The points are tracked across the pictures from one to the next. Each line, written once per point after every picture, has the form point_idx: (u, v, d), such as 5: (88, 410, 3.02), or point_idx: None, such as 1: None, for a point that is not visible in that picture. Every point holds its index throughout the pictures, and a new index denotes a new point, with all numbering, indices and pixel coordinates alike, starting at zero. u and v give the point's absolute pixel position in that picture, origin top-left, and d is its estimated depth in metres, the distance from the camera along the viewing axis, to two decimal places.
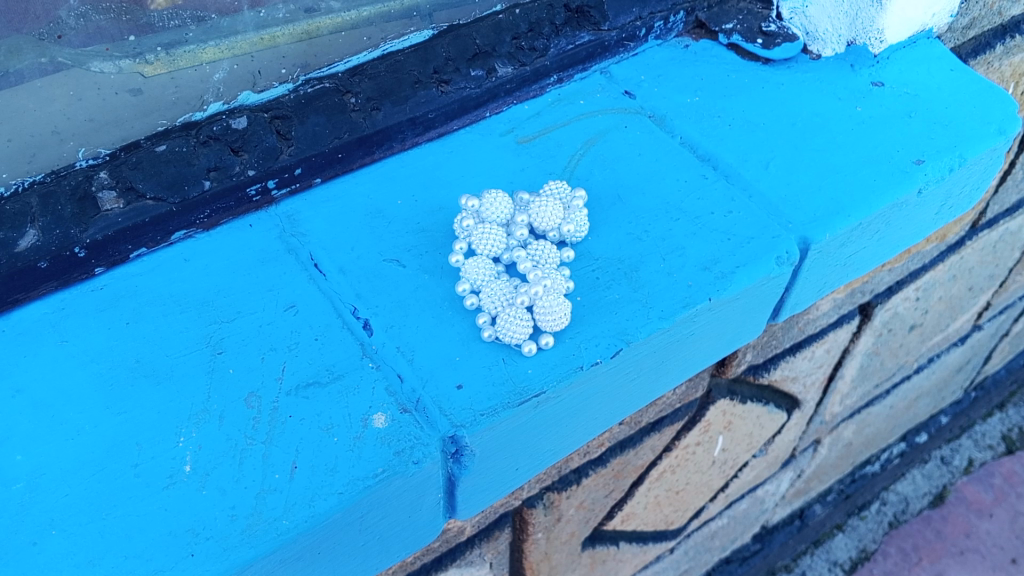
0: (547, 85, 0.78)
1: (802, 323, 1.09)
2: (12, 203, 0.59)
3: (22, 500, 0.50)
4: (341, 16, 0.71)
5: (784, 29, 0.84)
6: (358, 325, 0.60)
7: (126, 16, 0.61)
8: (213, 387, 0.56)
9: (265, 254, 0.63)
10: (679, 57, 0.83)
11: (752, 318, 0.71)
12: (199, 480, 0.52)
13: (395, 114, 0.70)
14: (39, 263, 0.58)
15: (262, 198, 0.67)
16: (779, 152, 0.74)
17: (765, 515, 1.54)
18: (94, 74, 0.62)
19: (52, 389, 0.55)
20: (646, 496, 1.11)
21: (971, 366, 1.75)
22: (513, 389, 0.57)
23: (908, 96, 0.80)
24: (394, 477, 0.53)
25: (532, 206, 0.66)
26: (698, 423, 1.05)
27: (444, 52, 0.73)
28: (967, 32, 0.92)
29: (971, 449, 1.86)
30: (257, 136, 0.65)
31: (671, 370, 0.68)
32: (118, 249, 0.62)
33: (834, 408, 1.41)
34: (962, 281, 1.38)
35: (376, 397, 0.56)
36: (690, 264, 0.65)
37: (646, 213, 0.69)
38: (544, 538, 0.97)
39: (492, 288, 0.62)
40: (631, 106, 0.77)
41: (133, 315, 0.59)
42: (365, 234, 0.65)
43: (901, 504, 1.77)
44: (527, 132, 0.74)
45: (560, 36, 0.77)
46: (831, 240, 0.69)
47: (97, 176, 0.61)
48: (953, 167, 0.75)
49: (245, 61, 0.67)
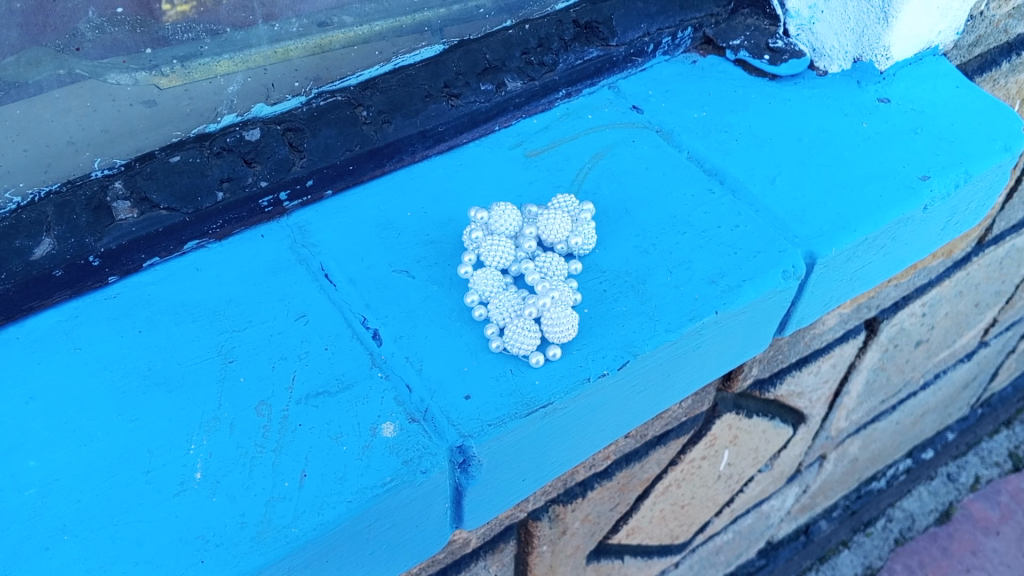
0: (557, 100, 0.79)
1: (809, 338, 1.09)
2: (28, 212, 0.60)
3: (34, 505, 0.50)
4: (353, 30, 0.72)
5: (791, 46, 0.86)
6: (368, 335, 0.61)
7: (141, 28, 0.62)
8: (224, 395, 0.56)
9: (277, 264, 0.64)
10: (686, 72, 0.84)
11: (759, 332, 0.71)
12: (210, 487, 0.52)
13: (405, 127, 0.71)
14: (54, 271, 0.59)
15: (274, 209, 0.67)
16: (786, 167, 0.75)
17: (770, 530, 1.54)
18: (111, 85, 0.63)
19: (65, 395, 0.55)
20: (652, 510, 1.11)
21: (977, 382, 1.75)
22: (521, 400, 0.58)
23: (914, 112, 0.80)
24: (402, 486, 0.54)
25: (541, 218, 0.67)
26: (704, 437, 1.06)
27: (454, 66, 0.74)
28: (974, 49, 0.93)
29: (977, 466, 1.86)
30: (270, 147, 0.66)
31: (678, 383, 0.68)
32: (132, 258, 0.62)
33: (840, 424, 1.41)
34: (968, 297, 1.38)
35: (385, 407, 0.57)
36: (697, 277, 0.66)
37: (653, 226, 0.69)
38: (549, 551, 0.97)
39: (501, 300, 0.62)
40: (639, 121, 0.78)
41: (146, 323, 0.60)
42: (375, 246, 0.66)
43: (908, 521, 1.76)
44: (536, 146, 0.75)
45: (569, 51, 0.79)
46: (837, 254, 0.70)
47: (112, 186, 0.62)
48: (959, 183, 0.75)
49: (258, 74, 0.68)
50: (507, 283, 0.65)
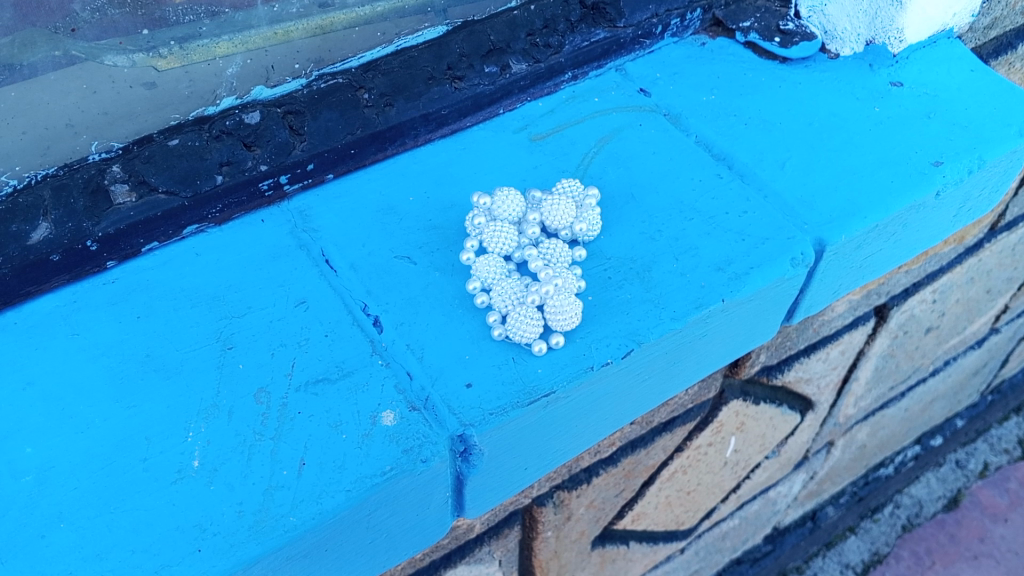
0: (562, 82, 0.78)
1: (817, 324, 1.08)
2: (25, 195, 0.59)
3: (31, 493, 0.50)
4: (355, 11, 0.71)
5: (803, 28, 0.83)
6: (369, 322, 0.60)
7: (141, 10, 0.61)
8: (222, 382, 0.56)
9: (278, 249, 0.63)
10: (695, 54, 0.82)
11: (767, 320, 0.70)
12: (207, 475, 0.51)
13: (408, 110, 0.70)
14: (51, 256, 0.59)
15: (275, 193, 0.66)
16: (796, 152, 0.73)
17: (776, 516, 1.53)
18: (108, 67, 0.61)
19: (63, 382, 0.55)
20: (657, 496, 1.11)
21: (987, 369, 1.74)
22: (523, 388, 0.57)
23: (927, 96, 0.79)
24: (402, 475, 0.53)
25: (545, 204, 0.66)
26: (710, 423, 1.05)
27: (458, 48, 0.73)
28: (989, 32, 0.91)
29: (986, 453, 1.85)
30: (270, 131, 0.65)
31: (683, 371, 0.67)
32: (131, 243, 0.62)
33: (848, 410, 1.40)
34: (980, 283, 1.37)
35: (385, 395, 0.56)
36: (704, 264, 0.65)
37: (660, 212, 0.68)
38: (554, 536, 0.97)
39: (503, 286, 0.61)
40: (646, 104, 0.77)
41: (144, 309, 0.59)
42: (377, 231, 0.65)
43: (916, 507, 1.76)
44: (541, 130, 0.74)
45: (576, 33, 0.77)
46: (847, 241, 0.68)
47: (109, 170, 0.61)
48: (973, 169, 0.74)
49: (259, 56, 0.67)
50: (511, 272, 0.64)
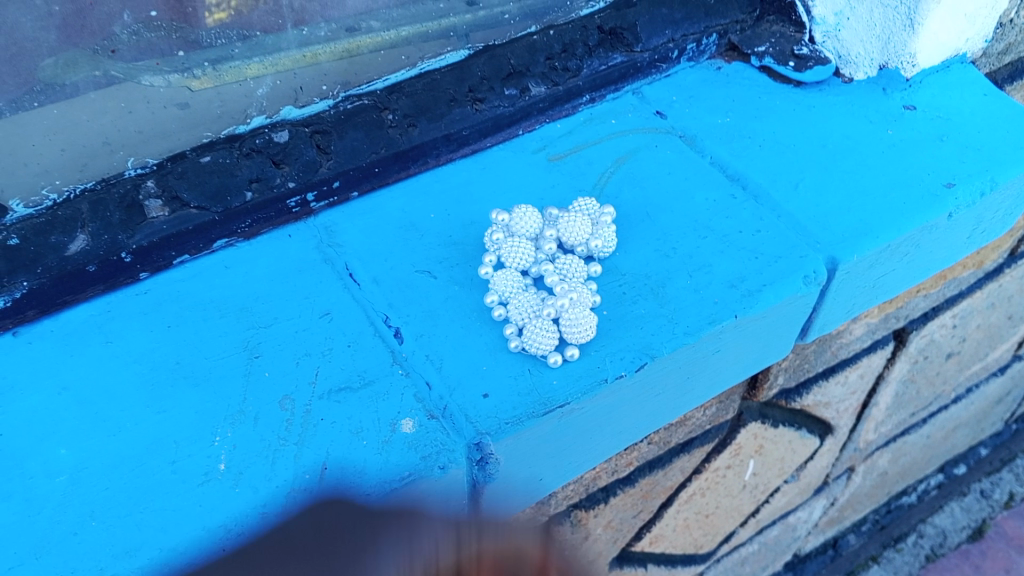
0: (580, 105, 0.80)
1: (836, 347, 1.09)
2: (64, 208, 0.62)
3: (65, 492, 0.52)
4: (381, 35, 0.73)
5: (817, 53, 0.85)
6: (390, 333, 0.62)
7: (176, 33, 0.63)
8: (248, 389, 0.58)
9: (303, 263, 0.66)
10: (711, 78, 0.84)
11: (780, 337, 0.71)
12: (233, 478, 0.53)
13: (430, 130, 0.72)
14: (87, 267, 0.61)
15: (301, 209, 0.69)
16: (810, 174, 0.75)
17: (796, 543, 1.52)
18: (144, 87, 0.64)
19: (96, 387, 0.57)
20: (676, 518, 1.11)
21: (1011, 398, 1.72)
22: (538, 399, 0.59)
23: (940, 120, 0.80)
24: (420, 481, 0.54)
25: (561, 221, 0.68)
26: (729, 445, 1.06)
27: (479, 71, 0.75)
28: (1003, 57, 0.92)
29: (1013, 483, 1.81)
30: (298, 149, 0.68)
31: (697, 387, 0.69)
32: (163, 255, 0.64)
33: (867, 436, 1.39)
34: (1001, 309, 1.37)
35: (404, 403, 0.58)
36: (718, 281, 0.66)
37: (675, 231, 0.70)
38: (571, 556, 0.98)
39: (520, 300, 0.63)
40: (662, 126, 0.79)
41: (175, 318, 0.61)
42: (400, 246, 0.67)
43: (939, 537, 1.73)
44: (559, 150, 0.76)
45: (594, 57, 0.79)
46: (859, 261, 0.70)
47: (144, 185, 0.64)
48: (986, 190, 0.75)
49: (287, 78, 0.69)
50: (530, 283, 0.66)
